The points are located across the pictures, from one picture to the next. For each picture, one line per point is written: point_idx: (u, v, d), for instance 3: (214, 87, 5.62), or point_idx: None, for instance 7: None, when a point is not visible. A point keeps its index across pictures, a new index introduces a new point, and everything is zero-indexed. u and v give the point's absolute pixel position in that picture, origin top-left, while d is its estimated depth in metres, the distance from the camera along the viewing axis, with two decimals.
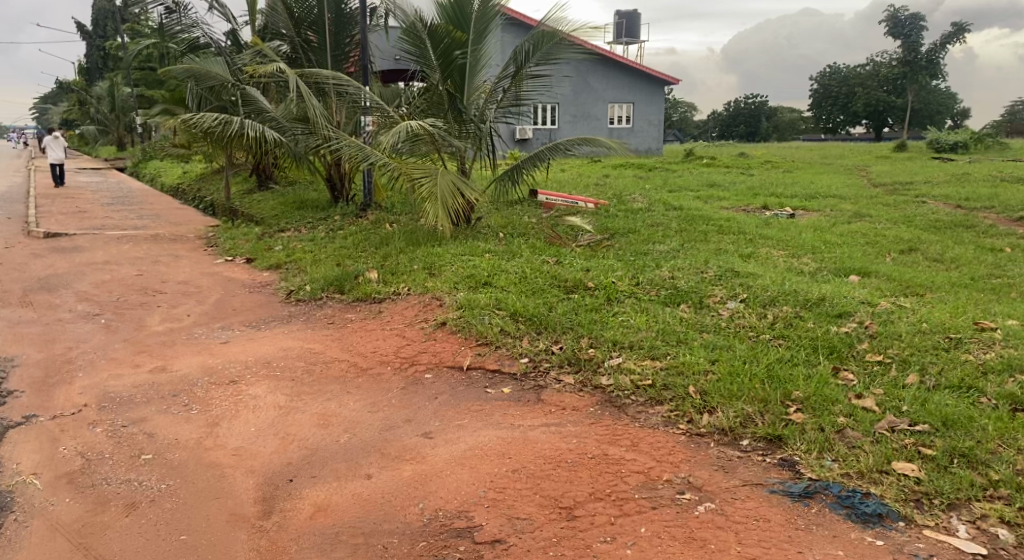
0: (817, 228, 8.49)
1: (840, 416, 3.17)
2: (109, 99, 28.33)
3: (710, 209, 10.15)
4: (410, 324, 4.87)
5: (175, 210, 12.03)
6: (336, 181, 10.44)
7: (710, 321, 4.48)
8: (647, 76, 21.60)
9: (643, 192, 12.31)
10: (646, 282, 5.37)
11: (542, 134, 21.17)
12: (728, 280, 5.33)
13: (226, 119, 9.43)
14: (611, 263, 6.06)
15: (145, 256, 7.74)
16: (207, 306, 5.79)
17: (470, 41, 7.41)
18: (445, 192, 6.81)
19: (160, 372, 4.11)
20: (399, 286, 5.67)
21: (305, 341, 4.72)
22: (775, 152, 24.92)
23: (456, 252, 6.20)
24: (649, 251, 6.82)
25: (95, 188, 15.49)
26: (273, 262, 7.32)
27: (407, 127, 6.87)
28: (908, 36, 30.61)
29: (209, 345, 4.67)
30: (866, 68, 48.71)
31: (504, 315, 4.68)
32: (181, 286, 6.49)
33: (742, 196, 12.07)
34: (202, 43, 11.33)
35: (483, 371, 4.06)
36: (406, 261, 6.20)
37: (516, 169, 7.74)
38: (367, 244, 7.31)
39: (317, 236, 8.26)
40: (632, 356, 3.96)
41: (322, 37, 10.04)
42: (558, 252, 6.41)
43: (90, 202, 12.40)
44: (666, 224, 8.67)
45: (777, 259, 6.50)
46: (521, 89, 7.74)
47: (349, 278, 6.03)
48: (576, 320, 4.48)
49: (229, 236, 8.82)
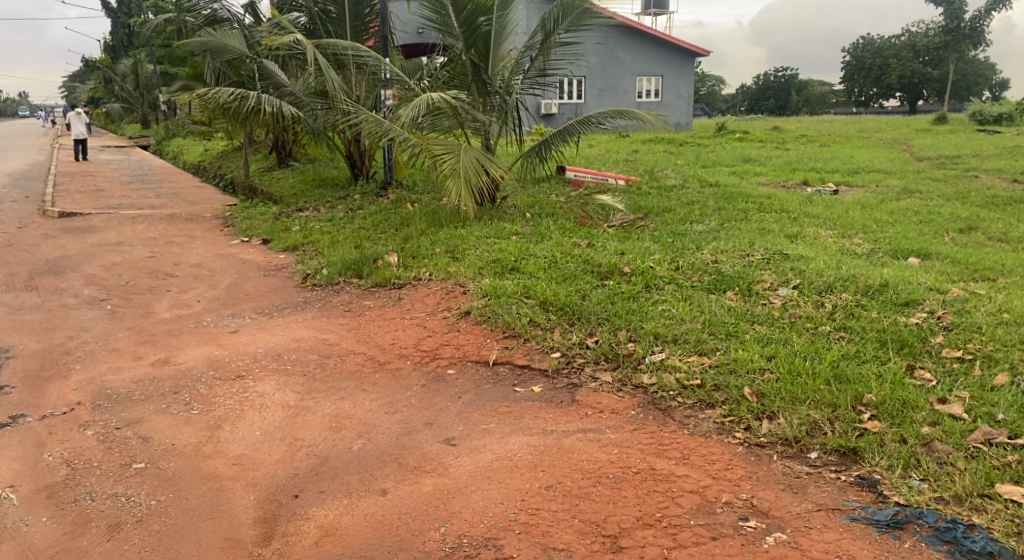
0: (864, 205, 7.96)
1: (924, 426, 2.76)
2: (133, 77, 28.31)
3: (747, 186, 9.62)
4: (432, 313, 4.52)
5: (194, 188, 11.81)
6: (356, 158, 10.09)
7: (761, 311, 4.05)
8: (677, 47, 20.85)
9: (675, 168, 11.78)
10: (686, 267, 4.94)
11: (568, 109, 20.59)
12: (777, 264, 4.89)
13: (243, 93, 9.10)
14: (647, 245, 5.65)
15: (159, 237, 7.47)
16: (219, 291, 5.49)
17: (495, 7, 6.95)
18: (468, 169, 6.42)
19: (162, 365, 3.81)
20: (421, 271, 5.32)
21: (319, 331, 4.39)
22: (809, 126, 24.05)
23: (481, 234, 5.82)
24: (687, 231, 6.39)
25: (117, 166, 15.35)
26: (290, 244, 7.02)
27: (428, 100, 6.47)
28: (950, 3, 29.23)
29: (217, 335, 4.37)
30: (903, 38, 46.96)
31: (533, 304, 4.30)
32: (193, 269, 6.20)
33: (779, 171, 11.50)
34: (220, 16, 10.98)
35: (511, 368, 3.70)
36: (427, 243, 5.85)
37: (544, 144, 7.31)
38: (387, 224, 6.97)
39: (336, 216, 7.93)
40: (676, 351, 3.57)
41: (340, 7, 9.63)
42: (589, 234, 6.01)
43: (110, 181, 12.22)
44: (702, 202, 8.19)
45: (826, 240, 6.02)
46: (549, 58, 7.27)
47: (367, 262, 5.69)
48: (612, 310, 4.09)
49: (246, 216, 8.53)
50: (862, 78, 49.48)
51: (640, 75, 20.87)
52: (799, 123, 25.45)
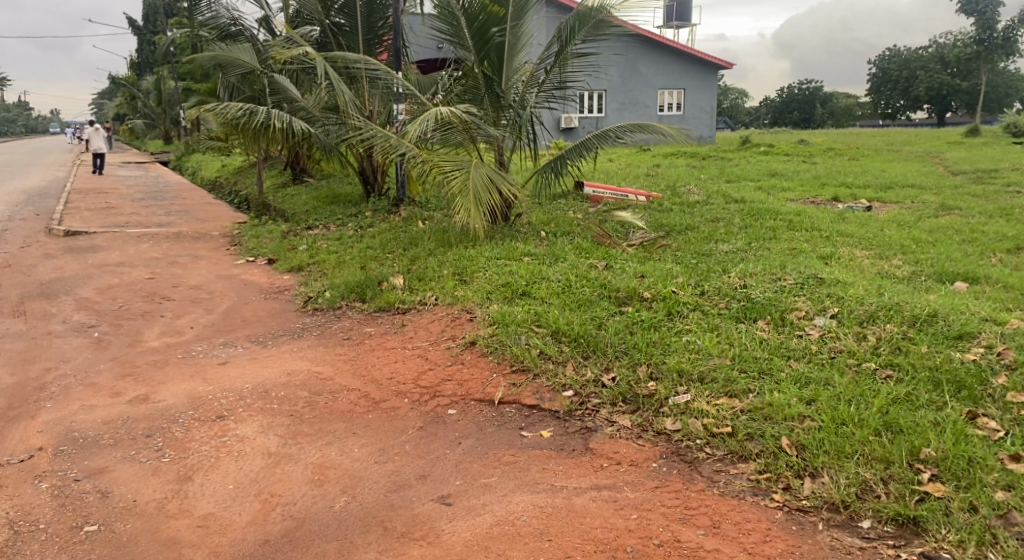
0: (901, 223, 7.50)
1: (997, 490, 2.36)
2: (157, 93, 28.59)
3: (775, 202, 9.20)
4: (435, 343, 4.18)
5: (207, 205, 11.65)
6: (368, 174, 9.82)
7: (798, 345, 3.65)
8: (699, 60, 20.47)
9: (698, 183, 11.38)
10: (713, 293, 4.55)
11: (588, 122, 20.29)
12: (812, 290, 4.48)
13: (252, 108, 8.89)
14: (670, 267, 5.27)
15: (162, 258, 7.25)
16: (215, 316, 5.22)
17: (509, 17, 6.65)
18: (479, 186, 6.10)
19: (140, 403, 3.51)
20: (426, 294, 5.00)
21: (314, 363, 4.08)
22: (835, 140, 23.49)
23: (491, 255, 5.49)
24: (711, 251, 6.01)
25: (133, 183, 15.32)
26: (295, 264, 6.76)
27: (437, 114, 6.18)
28: (982, 13, 28.44)
29: (205, 367, 4.07)
30: (930, 50, 46.15)
31: (545, 334, 3.94)
32: (192, 292, 5.96)
33: (807, 186, 11.06)
34: (233, 31, 10.83)
35: (519, 408, 3.33)
36: (435, 264, 5.53)
37: (560, 159, 6.97)
38: (394, 244, 6.67)
39: (344, 235, 7.65)
40: (703, 392, 3.18)
41: (352, 20, 9.45)
42: (607, 254, 5.65)
43: (123, 198, 12.11)
44: (727, 219, 7.80)
45: (863, 262, 5.60)
46: (566, 71, 6.96)
47: (371, 285, 5.38)
48: (631, 342, 3.71)
49: (253, 234, 8.30)
50: (888, 90, 48.62)
51: (662, 88, 20.52)
52: (827, 136, 24.89)
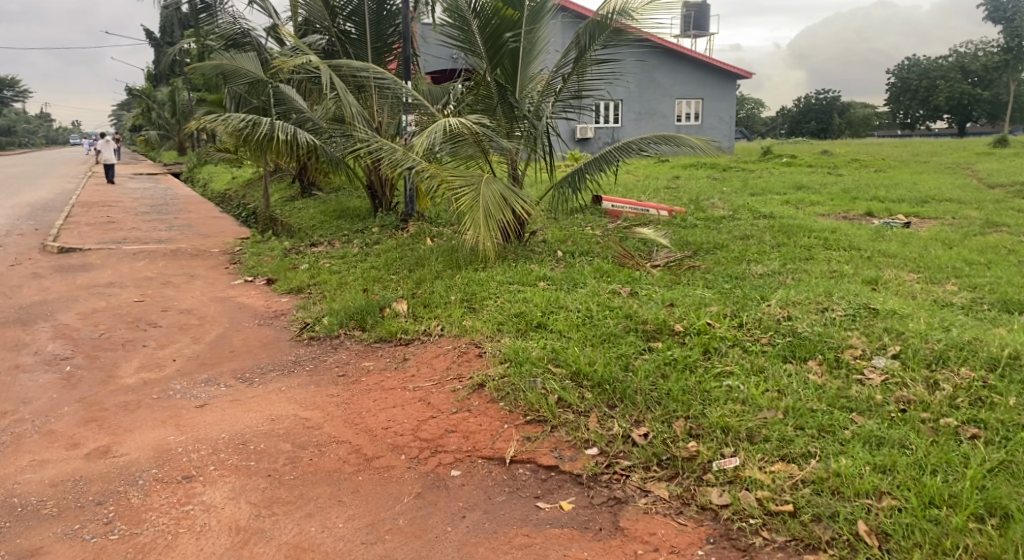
0: (946, 241, 6.95)
1: None
2: (171, 104, 28.52)
3: (806, 217, 8.66)
4: (440, 384, 3.70)
5: (212, 219, 11.31)
6: (376, 187, 9.40)
7: (859, 392, 3.12)
8: (718, 69, 19.96)
9: (722, 196, 10.86)
10: (753, 326, 4.04)
11: (604, 132, 19.83)
12: (866, 324, 3.95)
13: (254, 119, 8.51)
14: (701, 293, 4.78)
15: (156, 278, 6.87)
16: (201, 346, 4.79)
17: (523, 22, 6.21)
18: (490, 204, 5.64)
19: (98, 457, 3.07)
20: (432, 323, 4.54)
21: (302, 407, 3.61)
22: (858, 150, 22.90)
23: (504, 278, 5.03)
24: (745, 274, 5.51)
25: (141, 195, 15.05)
26: (294, 285, 6.33)
27: (445, 126, 5.73)
28: (1010, 20, 27.69)
29: (179, 410, 3.62)
30: (952, 60, 45.37)
31: (565, 376, 3.44)
32: (181, 317, 5.53)
33: (838, 200, 10.50)
34: (239, 39, 10.49)
35: (534, 469, 2.84)
36: (442, 288, 5.07)
37: (578, 172, 6.48)
38: (400, 264, 6.23)
39: (348, 253, 7.21)
40: (754, 456, 2.68)
41: (361, 28, 9.03)
42: (630, 278, 5.17)
43: (126, 211, 11.79)
44: (757, 237, 7.27)
45: (915, 287, 5.06)
46: (584, 78, 6.49)
47: (372, 311, 4.93)
48: (664, 389, 3.21)
49: (254, 251, 7.89)
50: (909, 99, 47.75)
51: (680, 97, 20.04)
52: (848, 146, 24.22)
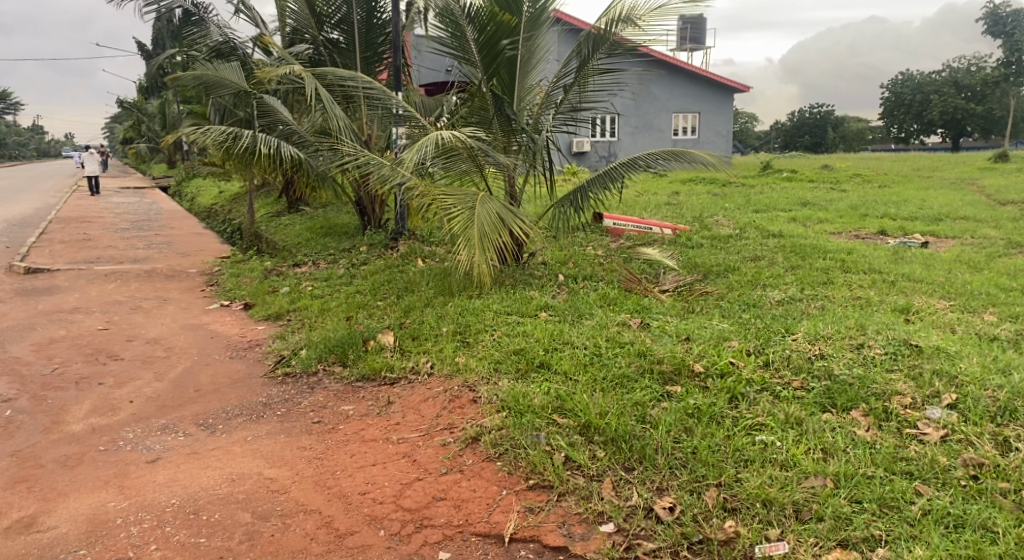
0: (972, 264, 6.53)
1: None
2: (161, 117, 28.10)
3: (817, 237, 8.25)
4: (428, 435, 3.23)
5: (195, 235, 10.83)
6: (366, 204, 8.95)
7: (919, 454, 2.66)
8: (716, 83, 19.68)
9: (727, 213, 10.46)
10: (783, 366, 3.58)
11: (601, 146, 19.48)
12: (911, 365, 3.49)
13: (235, 132, 8.11)
14: (718, 325, 4.34)
15: (126, 302, 6.40)
16: (164, 383, 4.32)
17: (521, 28, 5.78)
18: (485, 224, 5.19)
19: (20, 534, 2.60)
20: (421, 360, 4.08)
21: (267, 464, 3.13)
22: (858, 165, 22.58)
23: (500, 307, 4.58)
24: (762, 301, 5.08)
25: (125, 211, 14.56)
26: (272, 310, 5.86)
27: (435, 139, 5.29)
28: (1010, 34, 27.60)
29: (125, 466, 3.15)
30: (946, 75, 45.44)
31: (572, 430, 2.97)
32: (147, 347, 5.06)
33: (847, 218, 10.10)
34: (224, 49, 10.11)
35: (538, 552, 2.38)
36: (432, 318, 4.61)
37: (580, 190, 6.04)
38: (388, 289, 5.78)
39: (333, 275, 6.75)
40: (807, 541, 2.27)
41: (350, 36, 8.68)
42: (639, 306, 4.72)
43: (106, 227, 11.31)
44: (769, 258, 6.84)
45: (951, 317, 4.62)
46: (586, 89, 6.06)
47: (355, 344, 4.48)
48: (689, 448, 2.76)
49: (234, 272, 7.43)
50: (903, 114, 47.70)
51: (677, 111, 19.75)
52: (847, 161, 23.91)
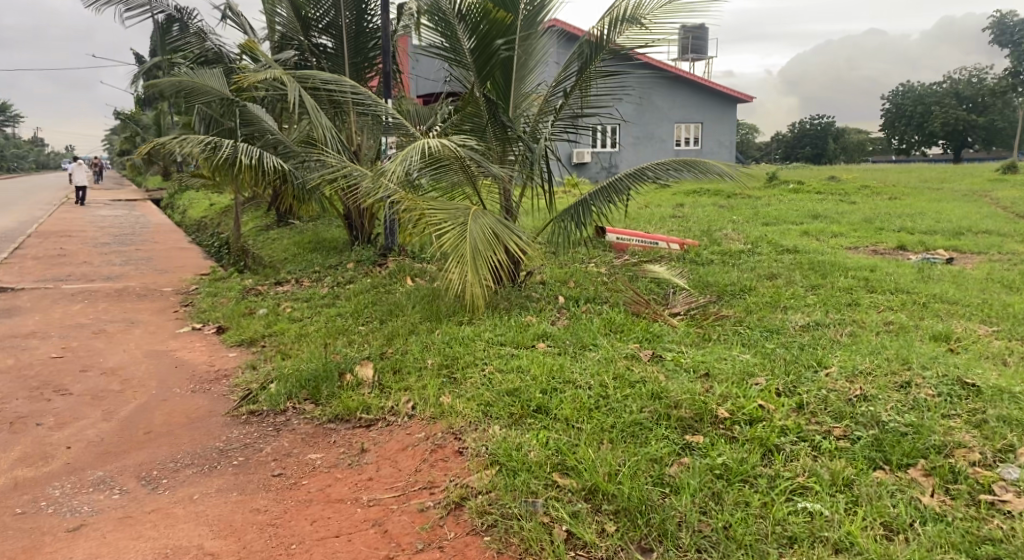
0: (1007, 282, 6.04)
1: None
2: (155, 128, 27.70)
3: (835, 253, 7.76)
4: (404, 495, 2.72)
5: (178, 250, 10.35)
6: (355, 218, 8.47)
7: (1007, 534, 2.17)
8: (719, 93, 19.29)
9: (735, 227, 9.98)
10: (821, 411, 3.07)
11: (601, 157, 19.07)
12: (973, 410, 2.97)
13: (214, 142, 7.66)
14: (739, 357, 3.84)
15: (89, 325, 5.91)
16: (112, 423, 3.82)
17: (517, 27, 5.30)
18: (478, 241, 4.69)
19: None
20: (402, 399, 3.58)
21: (211, 533, 2.63)
22: (864, 175, 22.14)
23: (493, 335, 4.08)
24: (784, 327, 4.59)
25: (111, 224, 14.10)
26: (246, 335, 5.37)
27: (421, 147, 4.81)
28: (1017, 44, 27.23)
29: (40, 537, 2.64)
30: (948, 86, 45.14)
31: (576, 496, 2.47)
32: (102, 379, 4.57)
33: (863, 232, 9.62)
34: (210, 57, 9.65)
35: None
36: (417, 347, 4.12)
37: (583, 203, 5.55)
38: (372, 312, 5.29)
39: (315, 294, 6.26)
40: None
41: (339, 41, 8.23)
42: (650, 333, 4.22)
43: (85, 242, 10.82)
44: (785, 276, 6.35)
45: (1001, 346, 4.12)
46: (589, 92, 5.56)
47: (329, 378, 3.98)
48: (721, 524, 2.27)
49: (211, 291, 6.93)
50: (904, 125, 47.37)
51: (678, 121, 19.35)
52: (853, 172, 23.45)
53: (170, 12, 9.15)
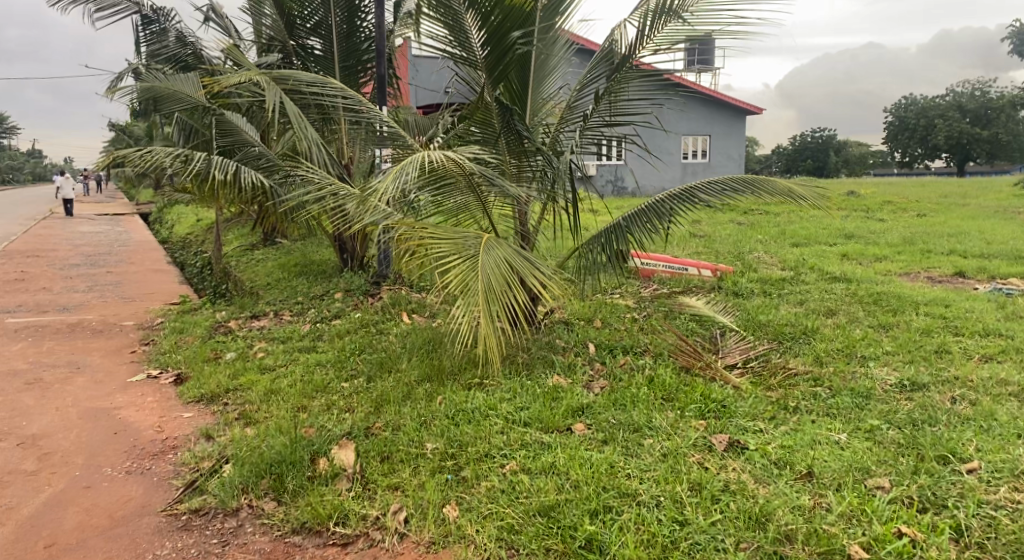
0: None
1: None
2: (144, 139, 26.80)
3: (889, 282, 6.83)
4: None
5: (151, 273, 9.39)
6: (346, 241, 7.59)
7: None
8: (729, 105, 18.46)
9: (763, 248, 9.06)
10: (994, 546, 2.19)
11: (607, 170, 18.18)
12: None
13: (185, 154, 6.74)
14: (836, 442, 2.92)
15: (24, 372, 4.95)
16: (6, 530, 2.88)
17: (538, 19, 4.38)
18: (491, 277, 3.76)
19: None
20: (393, 504, 2.65)
21: None
22: (879, 189, 21.24)
23: (515, 409, 3.19)
24: (873, 389, 3.65)
25: (85, 242, 13.12)
26: (205, 387, 4.42)
27: (421, 160, 3.90)
28: None
29: None
30: (953, 99, 44.47)
31: None
32: (15, 454, 3.61)
33: (907, 255, 8.69)
34: (189, 61, 8.76)
35: None
36: (412, 423, 3.19)
37: (616, 230, 4.62)
38: (360, 361, 4.36)
39: (294, 334, 5.32)
40: None
41: (327, 43, 7.37)
42: (712, 399, 3.29)
43: (51, 263, 9.86)
44: (847, 313, 5.42)
45: None
46: (622, 97, 4.60)
47: (298, 464, 3.04)
48: None
49: (177, 326, 5.99)
50: (907, 138, 46.63)
51: (687, 133, 18.49)
52: (865, 186, 22.56)
53: (145, 11, 8.27)
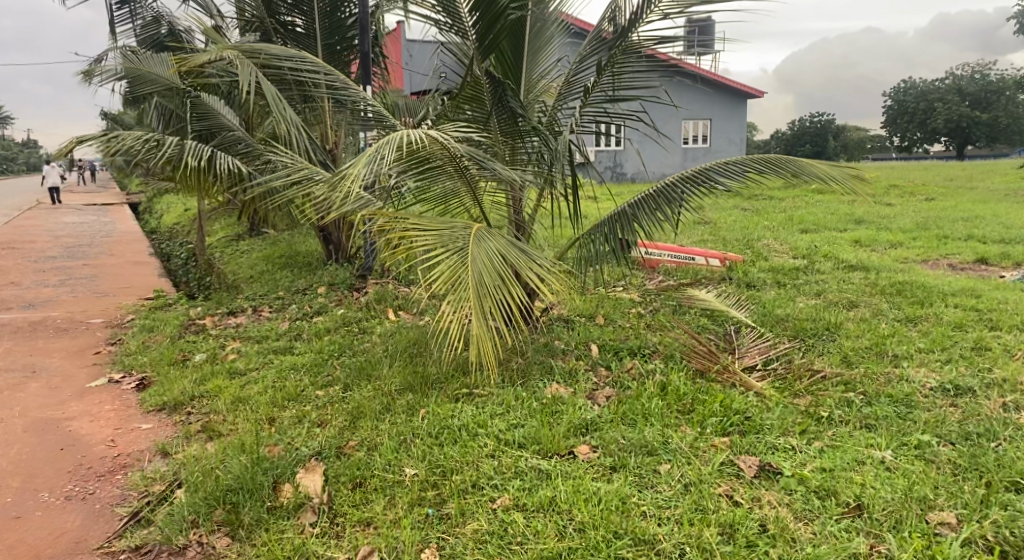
0: None
1: None
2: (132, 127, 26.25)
3: (909, 270, 6.41)
4: None
5: (130, 265, 8.92)
6: (332, 232, 7.14)
7: None
8: (730, 87, 17.97)
9: (770, 235, 8.63)
10: None
11: (605, 156, 17.72)
12: None
13: (155, 138, 6.27)
14: (881, 462, 2.51)
15: None
16: None
17: None
18: (481, 270, 3.33)
19: None
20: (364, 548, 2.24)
21: None
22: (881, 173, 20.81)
23: (509, 429, 2.78)
24: (912, 394, 3.24)
25: (65, 232, 12.63)
26: (167, 394, 3.99)
27: (401, 140, 3.46)
28: None
29: None
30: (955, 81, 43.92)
31: None
32: None
33: (923, 241, 8.26)
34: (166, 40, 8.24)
35: None
36: (392, 442, 2.77)
37: (622, 216, 4.17)
38: (338, 365, 3.94)
39: (271, 333, 4.89)
40: None
41: (309, 19, 6.85)
42: (734, 409, 2.87)
43: (24, 256, 9.38)
44: (870, 306, 5.00)
45: None
46: (627, 70, 4.15)
47: (260, 490, 2.61)
48: None
49: (148, 324, 5.57)
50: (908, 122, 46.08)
51: (687, 117, 18.01)
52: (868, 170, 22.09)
53: None
